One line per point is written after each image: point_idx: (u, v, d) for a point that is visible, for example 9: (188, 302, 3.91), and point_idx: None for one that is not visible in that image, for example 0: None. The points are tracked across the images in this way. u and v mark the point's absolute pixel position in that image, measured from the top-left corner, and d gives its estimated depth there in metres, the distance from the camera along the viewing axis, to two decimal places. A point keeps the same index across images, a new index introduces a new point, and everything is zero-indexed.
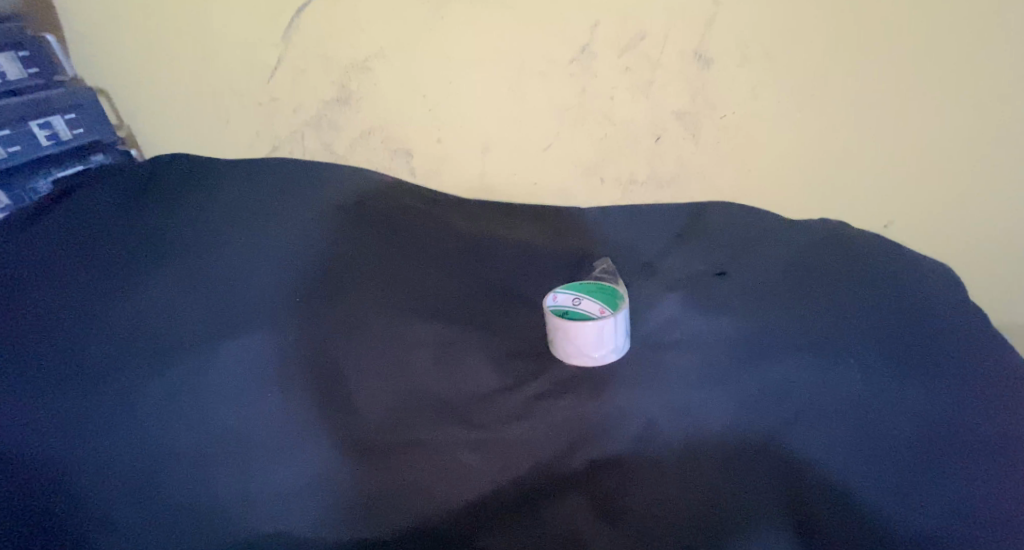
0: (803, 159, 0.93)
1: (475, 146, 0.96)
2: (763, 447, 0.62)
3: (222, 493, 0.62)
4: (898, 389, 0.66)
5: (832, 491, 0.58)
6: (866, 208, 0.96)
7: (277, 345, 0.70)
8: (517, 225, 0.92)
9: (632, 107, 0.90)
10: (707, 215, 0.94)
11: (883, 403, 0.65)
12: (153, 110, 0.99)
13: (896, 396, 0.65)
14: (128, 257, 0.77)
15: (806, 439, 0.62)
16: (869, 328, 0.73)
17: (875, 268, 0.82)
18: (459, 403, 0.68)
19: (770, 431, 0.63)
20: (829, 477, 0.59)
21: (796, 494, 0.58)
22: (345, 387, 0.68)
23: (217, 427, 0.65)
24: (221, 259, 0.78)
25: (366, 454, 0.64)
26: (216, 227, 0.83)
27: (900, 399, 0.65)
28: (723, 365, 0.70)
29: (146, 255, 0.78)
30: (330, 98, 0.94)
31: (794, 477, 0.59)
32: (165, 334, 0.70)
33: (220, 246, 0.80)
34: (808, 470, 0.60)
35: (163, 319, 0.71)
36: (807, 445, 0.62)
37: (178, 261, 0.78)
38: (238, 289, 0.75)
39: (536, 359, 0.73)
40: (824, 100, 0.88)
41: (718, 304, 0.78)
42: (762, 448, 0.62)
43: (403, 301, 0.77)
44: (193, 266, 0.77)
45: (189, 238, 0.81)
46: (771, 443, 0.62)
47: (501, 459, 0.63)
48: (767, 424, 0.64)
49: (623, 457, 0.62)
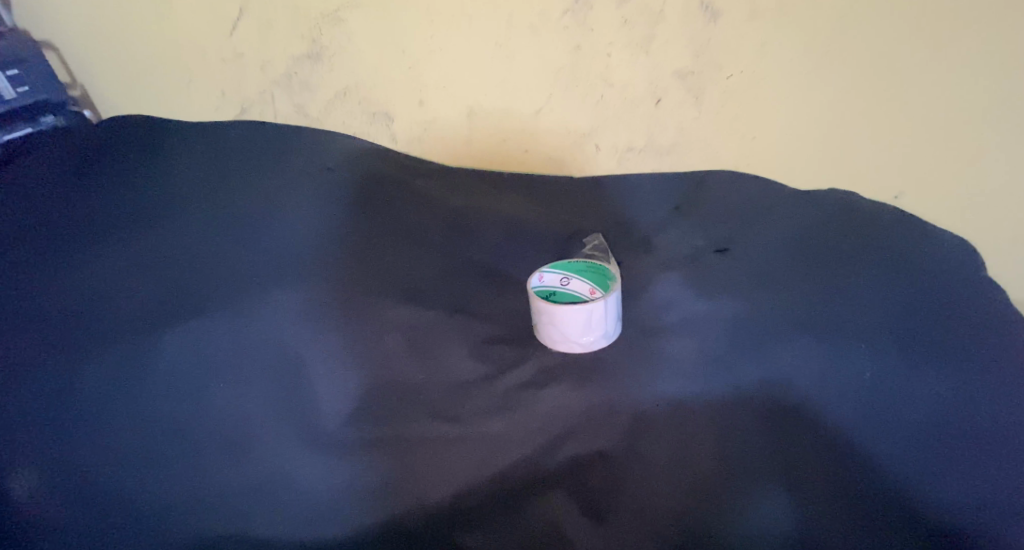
0: (814, 124, 0.86)
1: (460, 109, 0.88)
2: (769, 440, 0.55)
3: (174, 490, 0.57)
4: (918, 377, 0.59)
5: (833, 480, 0.52)
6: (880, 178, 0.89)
7: (233, 329, 0.62)
8: (502, 196, 0.84)
9: (631, 68, 0.82)
10: (707, 186, 0.86)
11: (903, 392, 0.58)
12: (108, 67, 0.91)
13: (914, 385, 0.58)
14: (77, 226, 0.71)
15: (816, 433, 0.56)
16: (884, 309, 0.66)
17: (888, 244, 0.75)
18: (435, 393, 0.61)
19: (775, 423, 0.57)
20: (841, 473, 0.53)
21: (803, 490, 0.52)
22: (307, 375, 0.61)
23: (168, 421, 0.59)
24: (177, 236, 0.71)
25: (331, 451, 0.57)
26: (174, 198, 0.75)
27: (922, 387, 0.58)
28: (723, 351, 0.63)
29: (93, 228, 0.70)
30: (299, 54, 0.85)
31: (802, 472, 0.53)
32: (110, 314, 0.63)
33: (180, 215, 0.73)
34: (814, 462, 0.54)
35: (109, 298, 0.65)
36: (818, 441, 0.55)
37: (130, 236, 0.70)
38: (194, 264, 0.68)
39: (521, 345, 0.66)
40: (841, 63, 0.81)
41: (722, 282, 0.70)
42: (768, 441, 0.55)
43: (374, 280, 0.68)
44: (147, 240, 0.70)
45: (141, 211, 0.73)
46: (779, 437, 0.56)
47: (478, 455, 0.56)
48: (771, 416, 0.57)
49: (611, 452, 0.56)
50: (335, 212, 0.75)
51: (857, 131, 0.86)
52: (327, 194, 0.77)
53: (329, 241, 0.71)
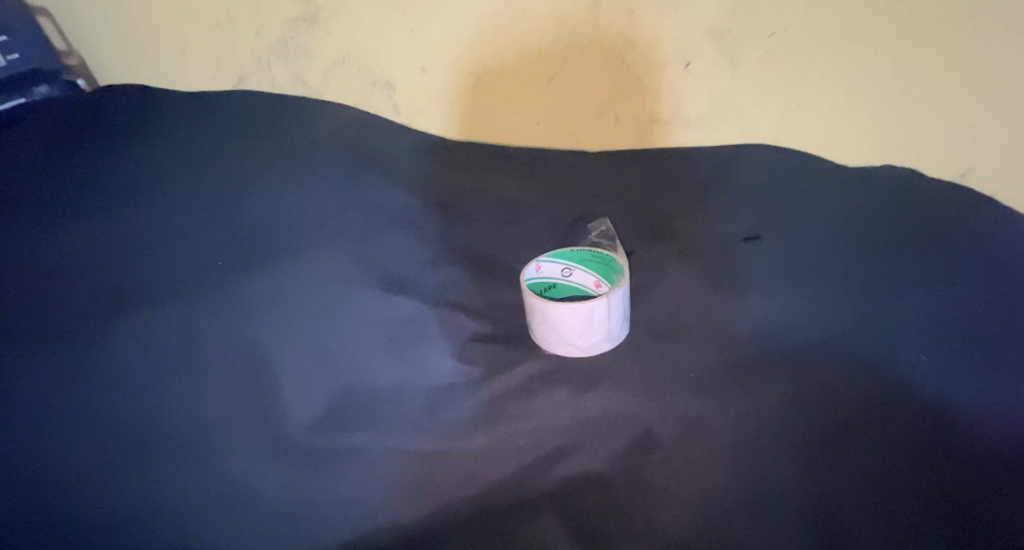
0: (865, 95, 0.71)
1: (467, 75, 0.80)
2: (816, 467, 0.44)
3: (109, 503, 0.45)
4: (999, 389, 0.47)
5: (889, 514, 0.41)
6: (943, 154, 0.71)
7: (191, 321, 0.54)
8: (503, 175, 0.76)
9: (657, 26, 0.72)
10: (740, 165, 0.76)
11: (980, 407, 0.46)
12: (103, 36, 0.86)
13: (995, 399, 0.47)
14: (58, 194, 0.65)
15: (875, 459, 0.44)
16: (950, 305, 0.55)
17: (958, 227, 0.63)
18: (409, 401, 0.52)
19: (821, 445, 0.45)
20: (912, 507, 0.41)
21: (859, 534, 0.40)
22: (275, 377, 0.52)
23: (115, 417, 0.49)
24: (162, 207, 0.64)
25: (301, 458, 0.48)
26: (162, 165, 0.69)
27: (1004, 400, 0.47)
28: (752, 357, 0.53)
29: (64, 200, 0.64)
30: (293, 17, 0.78)
31: (861, 507, 0.41)
32: (76, 290, 0.56)
33: (166, 184, 0.67)
34: (875, 492, 0.42)
35: (79, 270, 0.58)
36: (880, 467, 0.43)
37: (111, 205, 0.64)
38: (174, 238, 0.61)
39: (514, 343, 0.57)
40: (893, 19, 0.66)
41: (749, 278, 0.61)
42: (816, 469, 0.44)
43: (351, 263, 0.59)
44: (127, 211, 0.63)
45: (123, 177, 0.67)
46: (825, 462, 0.44)
47: (453, 475, 0.47)
48: (816, 437, 0.46)
49: (614, 478, 0.45)
50: (320, 180, 0.66)
51: (916, 101, 0.69)
52: (317, 159, 0.69)
53: (307, 217, 0.63)
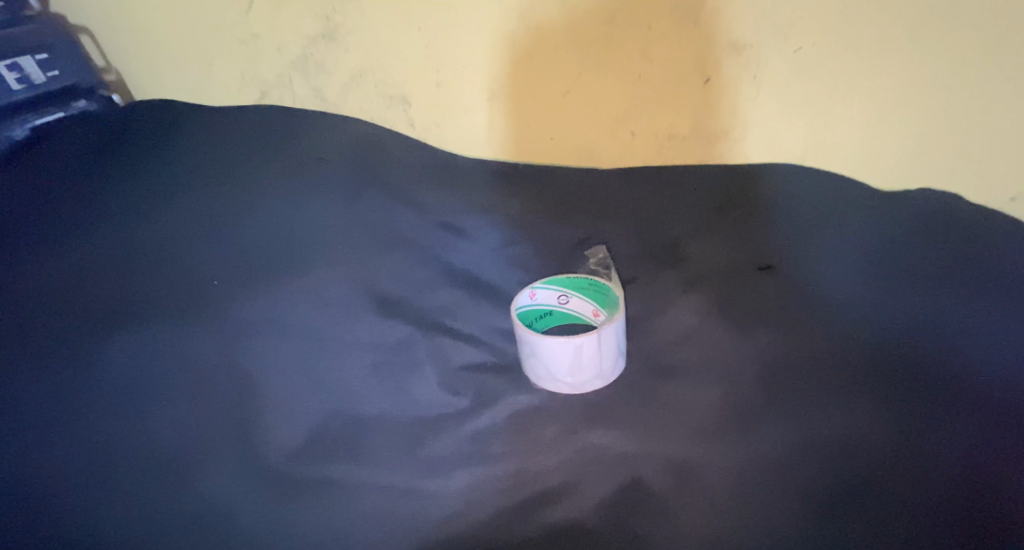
0: (899, 113, 0.67)
1: (483, 90, 0.78)
2: (829, 526, 0.40)
3: (80, 521, 0.43)
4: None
5: None
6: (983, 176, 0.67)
7: (181, 344, 0.51)
8: (510, 194, 0.73)
9: (675, 41, 0.69)
10: (762, 187, 0.71)
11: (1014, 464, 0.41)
12: (138, 50, 0.88)
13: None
14: (76, 187, 0.64)
15: (895, 520, 0.39)
16: (985, 345, 0.49)
17: (1001, 259, 0.57)
18: (396, 430, 0.50)
19: (836, 503, 0.41)
20: None
21: None
22: (259, 402, 0.50)
23: (101, 429, 0.47)
24: (172, 206, 0.62)
25: (281, 483, 0.46)
26: (177, 165, 0.68)
27: None
28: (756, 399, 0.49)
29: (78, 196, 0.63)
30: (312, 33, 0.78)
31: None
32: (76, 284, 0.55)
33: (180, 184, 0.65)
34: None
35: (83, 262, 0.56)
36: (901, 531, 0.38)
37: (122, 202, 0.63)
38: (178, 238, 0.59)
39: (503, 376, 0.55)
40: (928, 33, 0.62)
41: (759, 312, 0.57)
42: (829, 529, 0.39)
43: (346, 286, 0.58)
44: (140, 204, 0.62)
45: (140, 175, 0.67)
46: (839, 522, 0.40)
47: (429, 515, 0.44)
48: (831, 492, 0.41)
49: (598, 528, 0.42)
50: (326, 193, 0.65)
51: (953, 120, 0.65)
52: (322, 168, 0.68)
53: (303, 235, 0.61)
